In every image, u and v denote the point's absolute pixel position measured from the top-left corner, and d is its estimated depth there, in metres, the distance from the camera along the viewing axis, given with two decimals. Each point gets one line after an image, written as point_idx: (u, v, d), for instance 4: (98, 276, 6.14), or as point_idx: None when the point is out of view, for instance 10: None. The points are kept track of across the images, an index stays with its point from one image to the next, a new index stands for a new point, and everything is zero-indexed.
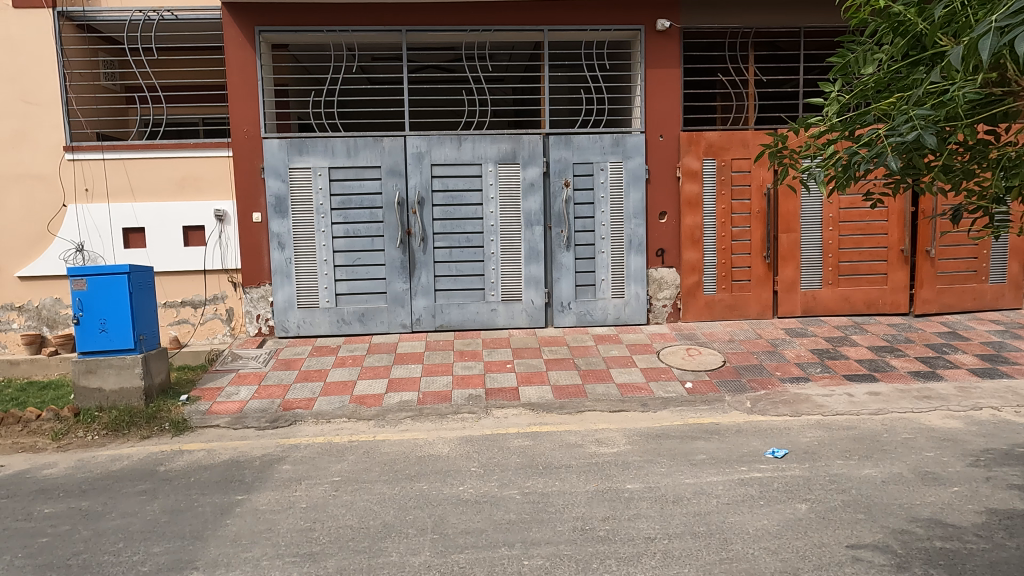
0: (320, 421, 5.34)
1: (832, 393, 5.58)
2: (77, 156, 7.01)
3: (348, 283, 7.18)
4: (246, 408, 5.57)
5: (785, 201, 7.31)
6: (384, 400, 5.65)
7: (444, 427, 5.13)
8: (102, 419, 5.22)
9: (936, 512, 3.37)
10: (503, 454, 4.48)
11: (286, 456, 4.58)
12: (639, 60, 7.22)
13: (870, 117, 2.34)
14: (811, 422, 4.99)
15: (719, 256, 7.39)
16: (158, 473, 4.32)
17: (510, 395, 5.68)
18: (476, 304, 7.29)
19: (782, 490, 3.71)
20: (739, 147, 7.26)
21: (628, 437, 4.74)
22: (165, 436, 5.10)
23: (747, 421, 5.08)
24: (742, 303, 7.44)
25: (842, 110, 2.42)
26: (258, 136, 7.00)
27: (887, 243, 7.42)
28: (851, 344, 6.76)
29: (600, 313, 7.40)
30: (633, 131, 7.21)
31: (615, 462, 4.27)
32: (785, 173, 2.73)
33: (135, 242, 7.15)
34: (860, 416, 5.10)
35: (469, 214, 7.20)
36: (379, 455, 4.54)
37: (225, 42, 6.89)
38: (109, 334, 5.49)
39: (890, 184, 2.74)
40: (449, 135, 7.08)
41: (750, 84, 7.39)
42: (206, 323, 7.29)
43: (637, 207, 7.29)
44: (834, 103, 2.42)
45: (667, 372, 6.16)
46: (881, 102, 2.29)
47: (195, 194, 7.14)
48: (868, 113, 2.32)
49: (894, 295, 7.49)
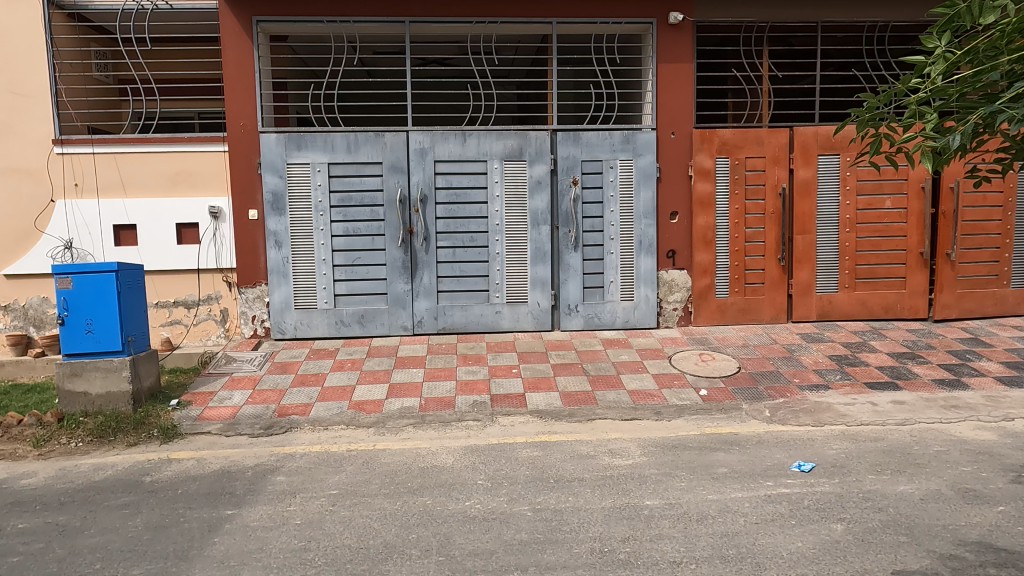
0: (316, 428, 5.07)
1: (854, 402, 5.32)
2: (66, 150, 6.75)
3: (348, 284, 6.91)
4: (240, 414, 5.30)
5: (800, 202, 7.08)
6: (384, 407, 5.38)
7: (448, 436, 4.87)
8: (87, 425, 4.95)
9: (985, 534, 3.11)
10: (512, 465, 4.22)
11: (280, 466, 4.31)
12: (650, 55, 6.97)
13: (996, 73, 2.11)
14: (835, 432, 4.73)
15: (731, 258, 7.13)
16: (144, 485, 4.05)
17: (516, 402, 5.42)
18: (480, 306, 7.02)
19: (815, 509, 3.45)
20: (753, 146, 7.01)
21: (643, 448, 4.48)
22: (153, 444, 4.82)
23: (767, 431, 4.82)
24: (755, 306, 7.19)
25: (950, 70, 2.20)
26: (255, 131, 6.74)
27: (906, 245, 7.17)
28: (870, 350, 6.50)
29: (608, 316, 7.13)
30: (644, 127, 6.96)
31: (632, 475, 4.00)
32: (877, 145, 2.46)
33: (126, 239, 6.88)
34: (886, 426, 4.84)
35: (474, 213, 6.94)
36: (379, 466, 4.26)
37: (222, 32, 6.62)
38: (96, 335, 5.21)
39: (995, 159, 2.50)
40: (453, 130, 6.82)
41: (765, 79, 7.12)
42: (200, 323, 7.03)
43: (648, 206, 7.03)
44: (940, 63, 2.19)
45: (680, 378, 5.89)
46: (1010, 54, 2.07)
47: (189, 191, 6.88)
48: (992, 69, 2.09)
49: (912, 299, 7.22)
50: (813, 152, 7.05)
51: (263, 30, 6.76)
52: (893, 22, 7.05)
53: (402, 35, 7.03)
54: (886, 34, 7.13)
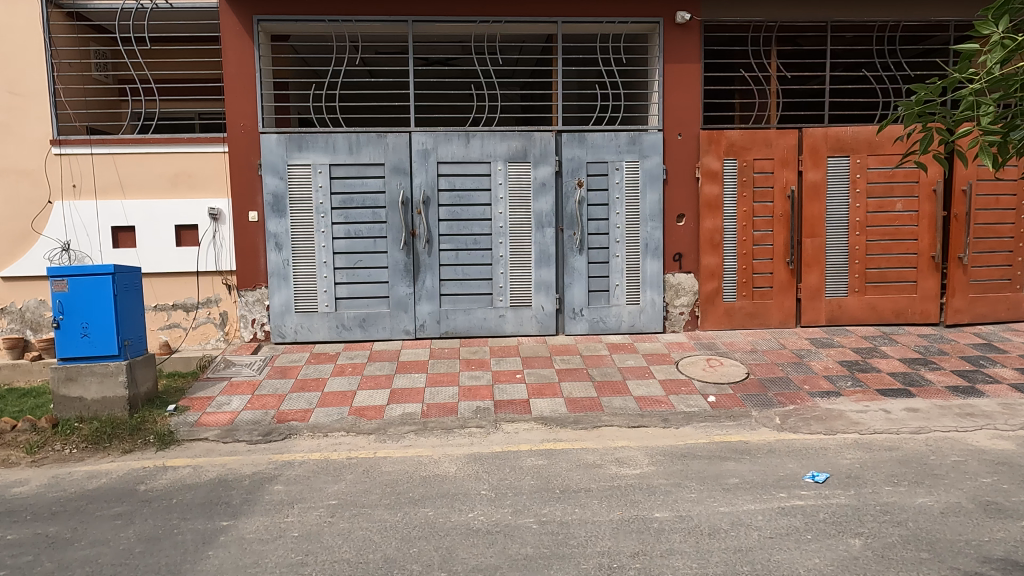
0: (316, 435, 4.96)
1: (867, 409, 5.20)
2: (64, 150, 6.65)
3: (349, 287, 6.80)
4: (238, 420, 5.19)
5: (809, 205, 6.97)
6: (385, 413, 5.26)
7: (450, 444, 4.75)
8: (82, 431, 4.85)
9: (1010, 551, 3.00)
10: (516, 475, 4.10)
11: (278, 474, 4.20)
12: (657, 55, 6.85)
13: None
14: (847, 441, 4.61)
15: (740, 261, 7.01)
16: (137, 494, 3.93)
17: (521, 408, 5.30)
18: (483, 310, 6.91)
19: (831, 522, 3.33)
20: (762, 147, 6.89)
21: (651, 457, 4.36)
22: (149, 451, 4.71)
23: (778, 439, 4.69)
24: (764, 311, 7.06)
25: (1007, 58, 2.03)
26: (255, 132, 6.64)
27: (917, 249, 7.04)
28: (881, 356, 6.36)
29: (614, 320, 7.01)
30: (651, 129, 6.85)
31: (640, 486, 3.88)
32: (928, 142, 2.29)
33: (124, 242, 6.78)
34: (900, 435, 4.71)
35: (477, 215, 6.83)
36: (379, 475, 4.15)
37: (223, 32, 6.52)
38: (92, 339, 5.11)
39: None
40: (456, 131, 6.71)
41: (773, 80, 7.01)
42: (199, 327, 6.92)
43: (654, 209, 6.92)
44: (997, 50, 2.02)
45: (688, 384, 5.76)
46: None
47: (188, 192, 6.78)
48: None
49: (923, 304, 7.09)
50: (823, 154, 6.93)
51: (263, 29, 6.66)
52: (905, 22, 6.91)
53: (405, 34, 6.92)
54: (898, 33, 6.99)
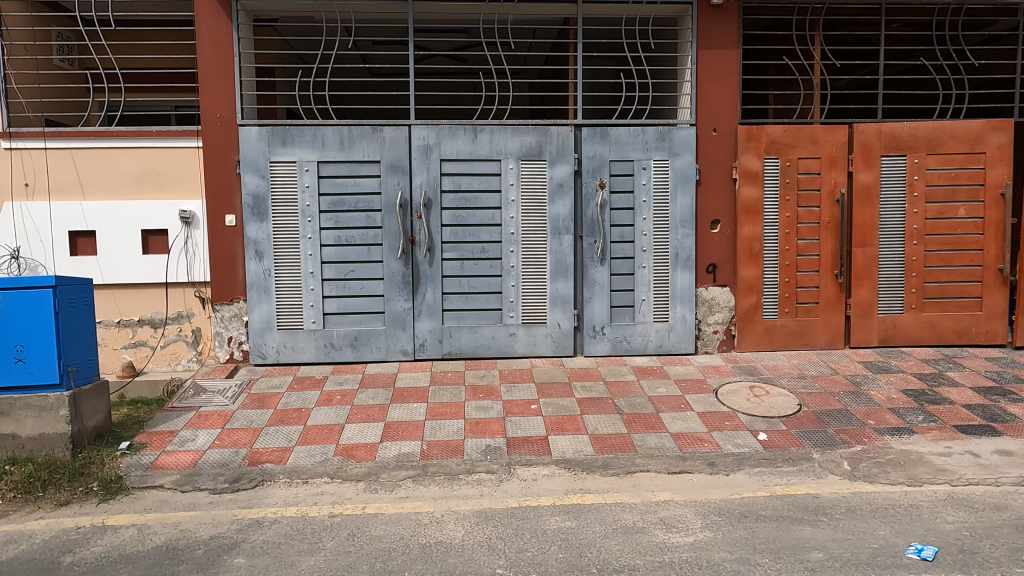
0: (294, 482, 4.12)
1: (951, 452, 4.36)
2: (15, 144, 5.83)
3: (339, 301, 5.98)
4: (202, 462, 4.35)
5: (859, 210, 6.16)
6: (377, 453, 4.42)
7: (455, 495, 3.90)
8: (11, 478, 4.02)
9: None
10: (539, 545, 3.25)
11: (242, 541, 3.35)
12: (689, 40, 6.05)
13: None
14: (940, 496, 3.77)
15: (782, 273, 6.18)
16: (58, 571, 3.08)
17: (538, 448, 4.47)
18: (491, 327, 6.09)
19: None
20: (807, 145, 6.08)
21: (704, 518, 3.52)
22: (89, 504, 3.86)
23: (854, 493, 3.85)
24: (809, 330, 6.24)
25: None
26: (234, 125, 5.83)
27: (982, 260, 6.21)
28: (950, 384, 5.52)
29: (639, 340, 6.19)
30: (682, 123, 6.05)
31: (698, 563, 3.04)
32: None
33: (83, 248, 5.95)
34: (1002, 488, 3.88)
35: (486, 220, 6.02)
36: (367, 543, 3.30)
37: (196, 10, 5.71)
38: (28, 365, 4.27)
39: None
40: (462, 125, 5.90)
41: (820, 69, 6.20)
42: (168, 346, 6.09)
43: (686, 213, 6.11)
44: None
45: (732, 418, 4.92)
46: None
47: (157, 192, 5.96)
48: None
49: (989, 322, 6.26)
50: (876, 153, 6.12)
51: (242, 7, 5.86)
52: (968, 5, 6.07)
53: (404, 15, 6.11)
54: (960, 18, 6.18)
